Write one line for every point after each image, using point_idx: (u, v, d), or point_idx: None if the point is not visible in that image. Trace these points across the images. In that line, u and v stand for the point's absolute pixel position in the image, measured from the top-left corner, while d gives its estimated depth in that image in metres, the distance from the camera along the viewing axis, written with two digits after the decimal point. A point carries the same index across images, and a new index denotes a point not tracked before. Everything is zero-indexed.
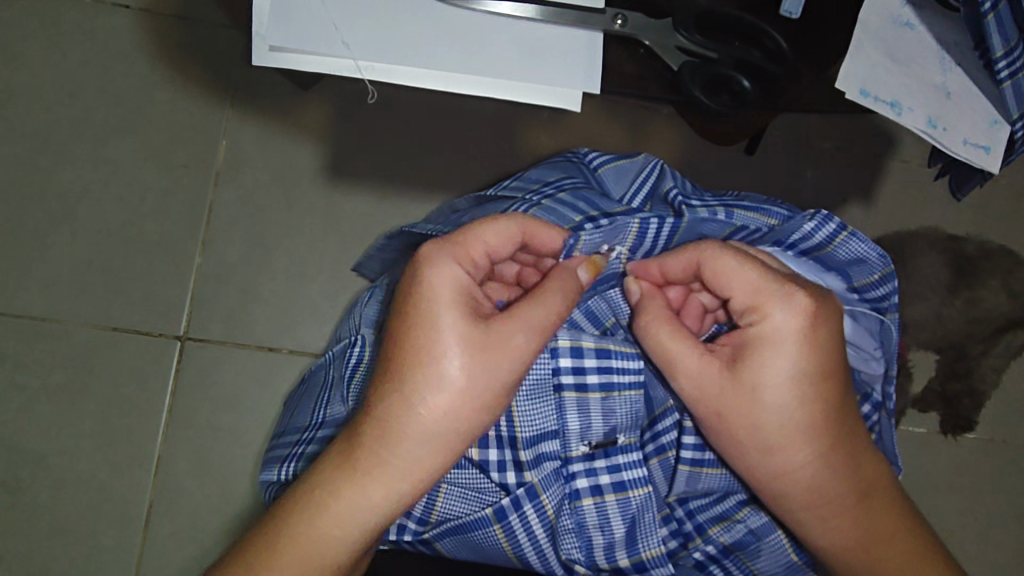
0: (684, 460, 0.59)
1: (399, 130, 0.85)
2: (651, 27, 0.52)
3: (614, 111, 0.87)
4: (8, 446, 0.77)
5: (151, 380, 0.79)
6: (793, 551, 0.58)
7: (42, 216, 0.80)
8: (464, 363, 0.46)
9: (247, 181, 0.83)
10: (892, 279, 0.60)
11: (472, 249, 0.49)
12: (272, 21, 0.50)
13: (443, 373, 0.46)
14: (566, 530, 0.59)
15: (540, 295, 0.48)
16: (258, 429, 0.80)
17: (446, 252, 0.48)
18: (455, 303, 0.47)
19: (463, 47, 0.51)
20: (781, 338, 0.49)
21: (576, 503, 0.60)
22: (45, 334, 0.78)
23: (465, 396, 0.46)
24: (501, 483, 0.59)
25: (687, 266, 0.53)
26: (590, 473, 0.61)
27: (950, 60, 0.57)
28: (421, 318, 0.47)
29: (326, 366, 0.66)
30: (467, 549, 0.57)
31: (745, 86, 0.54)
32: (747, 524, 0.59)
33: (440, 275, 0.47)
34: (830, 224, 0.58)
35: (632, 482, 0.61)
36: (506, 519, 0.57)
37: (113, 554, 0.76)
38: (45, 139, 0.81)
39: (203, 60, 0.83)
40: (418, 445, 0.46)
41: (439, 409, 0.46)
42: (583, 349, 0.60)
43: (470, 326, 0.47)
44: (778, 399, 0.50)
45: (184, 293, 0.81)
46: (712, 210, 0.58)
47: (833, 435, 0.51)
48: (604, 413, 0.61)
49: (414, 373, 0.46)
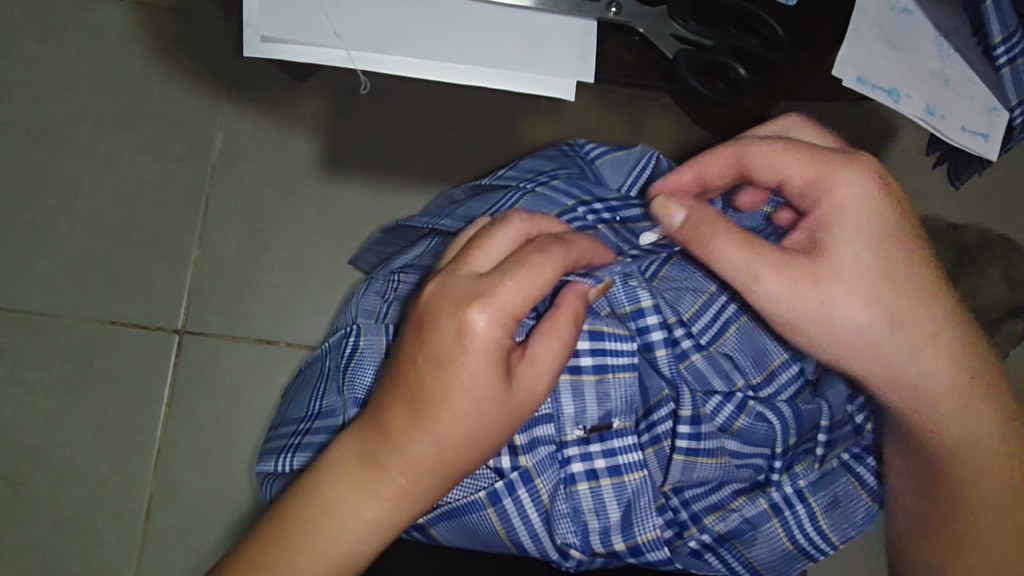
0: (679, 449, 0.60)
1: (396, 122, 0.85)
2: (645, 15, 0.51)
3: (612, 100, 0.87)
4: (7, 439, 0.77)
5: (150, 373, 0.79)
6: (788, 539, 0.59)
7: (39, 209, 0.80)
8: (486, 415, 0.45)
9: (244, 173, 0.83)
10: None
11: (519, 309, 0.44)
12: (261, 12, 0.49)
13: (469, 427, 0.45)
14: (561, 514, 0.58)
15: (561, 342, 0.48)
16: (257, 423, 0.80)
17: (495, 314, 0.43)
18: (496, 367, 0.44)
19: (457, 36, 0.51)
20: (856, 207, 0.46)
21: (571, 488, 0.60)
22: (44, 329, 0.79)
23: (491, 444, 0.47)
24: (495, 468, 0.58)
25: (728, 166, 0.49)
26: (585, 458, 0.61)
27: (947, 47, 0.56)
28: (459, 378, 0.44)
29: (322, 358, 0.66)
30: (457, 531, 0.58)
31: (741, 75, 0.55)
32: (742, 513, 0.60)
33: (481, 339, 0.43)
34: None
35: (627, 466, 0.60)
36: (500, 503, 0.57)
37: (113, 547, 0.77)
38: (41, 132, 0.81)
39: (198, 52, 0.83)
40: (444, 487, 0.47)
41: (459, 453, 0.46)
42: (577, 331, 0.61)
43: (501, 386, 0.45)
44: (875, 278, 0.46)
45: (182, 287, 0.81)
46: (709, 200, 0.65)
47: (935, 303, 0.47)
48: (599, 398, 0.61)
49: (438, 418, 0.44)
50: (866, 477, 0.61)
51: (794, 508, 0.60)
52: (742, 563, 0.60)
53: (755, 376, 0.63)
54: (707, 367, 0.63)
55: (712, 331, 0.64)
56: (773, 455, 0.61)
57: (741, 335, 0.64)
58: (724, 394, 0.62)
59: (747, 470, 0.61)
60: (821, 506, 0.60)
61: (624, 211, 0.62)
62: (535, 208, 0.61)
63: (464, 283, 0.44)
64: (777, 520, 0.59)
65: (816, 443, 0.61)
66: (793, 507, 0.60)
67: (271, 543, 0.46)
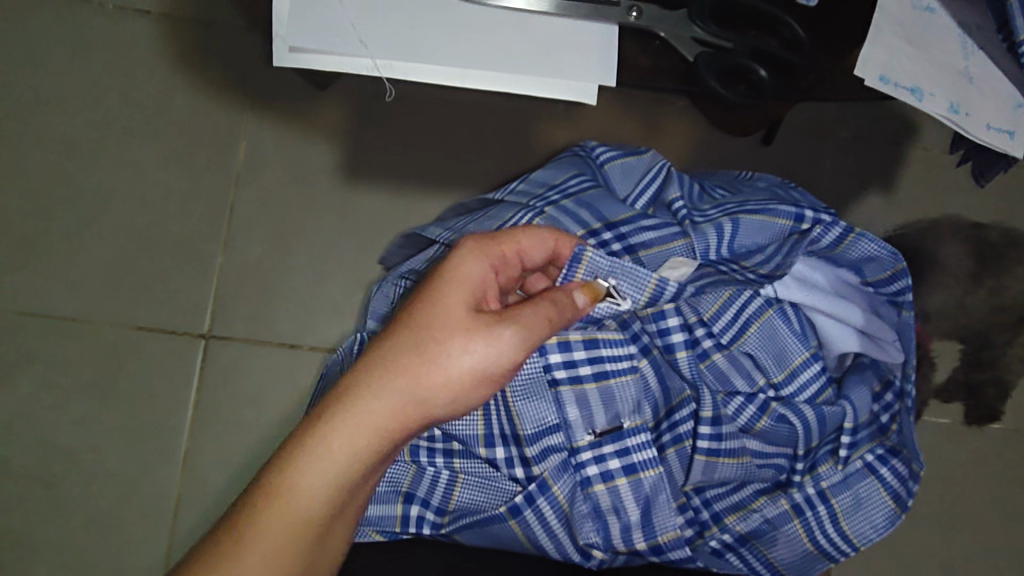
0: (701, 450, 0.61)
1: (415, 128, 0.86)
2: (666, 20, 0.51)
3: (629, 102, 0.87)
4: (41, 443, 0.79)
5: (177, 376, 0.81)
6: (808, 540, 0.60)
7: (69, 217, 0.82)
8: (442, 332, 0.47)
9: (267, 180, 0.85)
10: (905, 276, 0.59)
11: (501, 244, 0.51)
12: (289, 23, 0.50)
13: (426, 341, 0.47)
14: (582, 515, 0.61)
15: (540, 303, 0.49)
16: (282, 424, 0.81)
17: (478, 250, 0.50)
18: (468, 296, 0.48)
19: (480, 44, 0.52)
20: None
21: (588, 490, 0.62)
22: (77, 335, 0.81)
23: (453, 385, 0.47)
24: (515, 478, 0.61)
25: None
26: (600, 460, 0.63)
27: (973, 45, 0.55)
28: (433, 302, 0.48)
29: (336, 363, 0.67)
30: (478, 535, 0.58)
31: (762, 76, 0.56)
32: (763, 514, 0.61)
33: (458, 258, 0.49)
34: (836, 229, 0.60)
35: (643, 463, 0.63)
36: (521, 513, 0.59)
37: (143, 546, 0.79)
38: (72, 142, 0.83)
39: (222, 62, 0.84)
40: (390, 415, 0.46)
41: (410, 370, 0.46)
42: (570, 343, 0.63)
43: (464, 306, 0.48)
44: None
45: (206, 292, 0.82)
46: (716, 225, 0.61)
47: None
48: (604, 403, 0.63)
49: (401, 331, 0.47)
50: (888, 479, 0.59)
51: (815, 509, 0.60)
52: (763, 563, 0.60)
53: (777, 374, 0.63)
54: (728, 367, 0.64)
55: (733, 329, 0.63)
56: (795, 456, 0.61)
57: (763, 336, 0.63)
58: (746, 395, 0.63)
59: (769, 470, 0.62)
60: (843, 507, 0.60)
61: (635, 237, 0.63)
62: None
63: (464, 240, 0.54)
64: (797, 522, 0.60)
65: (839, 444, 0.61)
66: (814, 508, 0.60)
67: (248, 488, 0.47)
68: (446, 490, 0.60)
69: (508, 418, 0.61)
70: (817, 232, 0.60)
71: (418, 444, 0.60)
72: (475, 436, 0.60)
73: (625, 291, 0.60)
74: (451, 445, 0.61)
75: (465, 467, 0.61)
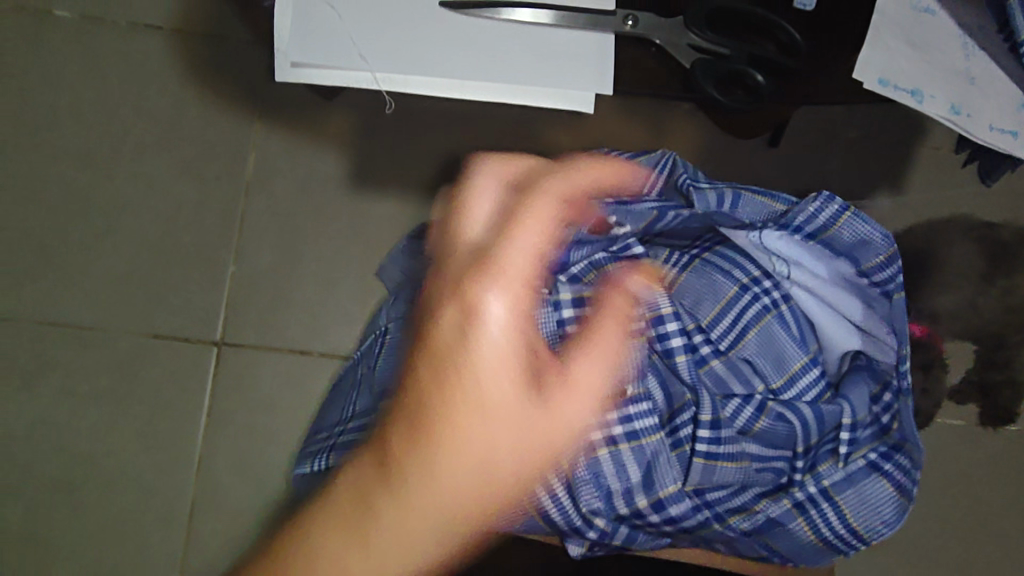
0: (699, 453, 0.58)
1: (421, 136, 0.87)
2: (662, 27, 0.52)
3: (633, 106, 0.87)
4: (60, 449, 0.81)
5: (191, 383, 0.83)
6: (813, 534, 0.59)
7: (86, 229, 0.84)
8: (506, 387, 0.52)
9: (276, 190, 0.86)
10: (899, 259, 0.56)
11: (512, 279, 0.51)
12: (293, 39, 0.51)
13: (495, 395, 0.52)
14: (583, 479, 0.57)
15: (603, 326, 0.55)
16: (294, 429, 0.83)
17: (507, 295, 0.52)
18: (519, 347, 0.53)
19: (478, 56, 0.52)
20: None
21: (592, 453, 0.58)
22: (93, 343, 0.83)
23: (545, 425, 0.54)
24: None
25: None
26: (604, 427, 0.58)
27: (975, 46, 0.55)
28: (473, 361, 0.52)
29: (354, 367, 0.69)
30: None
31: (760, 82, 0.52)
32: (767, 514, 0.59)
33: (489, 307, 0.52)
34: (833, 206, 0.57)
35: (645, 430, 0.58)
36: None
37: (160, 550, 0.80)
38: (88, 155, 0.85)
39: (232, 74, 0.86)
40: (501, 461, 0.53)
41: (494, 425, 0.52)
42: (582, 298, 0.60)
43: (513, 362, 0.52)
44: None
45: (219, 300, 0.84)
46: (719, 194, 0.59)
47: None
48: (608, 371, 0.57)
49: (467, 391, 0.52)
50: (893, 474, 0.59)
51: (820, 507, 0.59)
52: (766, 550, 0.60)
53: (775, 380, 0.62)
54: (726, 373, 0.62)
55: (731, 335, 0.62)
56: (795, 456, 0.60)
57: (760, 340, 0.61)
58: (743, 396, 0.61)
59: (769, 473, 0.61)
60: (848, 504, 0.59)
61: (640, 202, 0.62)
62: None
63: (468, 261, 0.53)
64: (801, 519, 0.59)
65: (839, 443, 0.59)
66: (819, 506, 0.59)
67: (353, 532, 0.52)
68: None
69: None
70: (811, 206, 0.57)
71: None
72: None
73: (632, 280, 0.60)
74: None
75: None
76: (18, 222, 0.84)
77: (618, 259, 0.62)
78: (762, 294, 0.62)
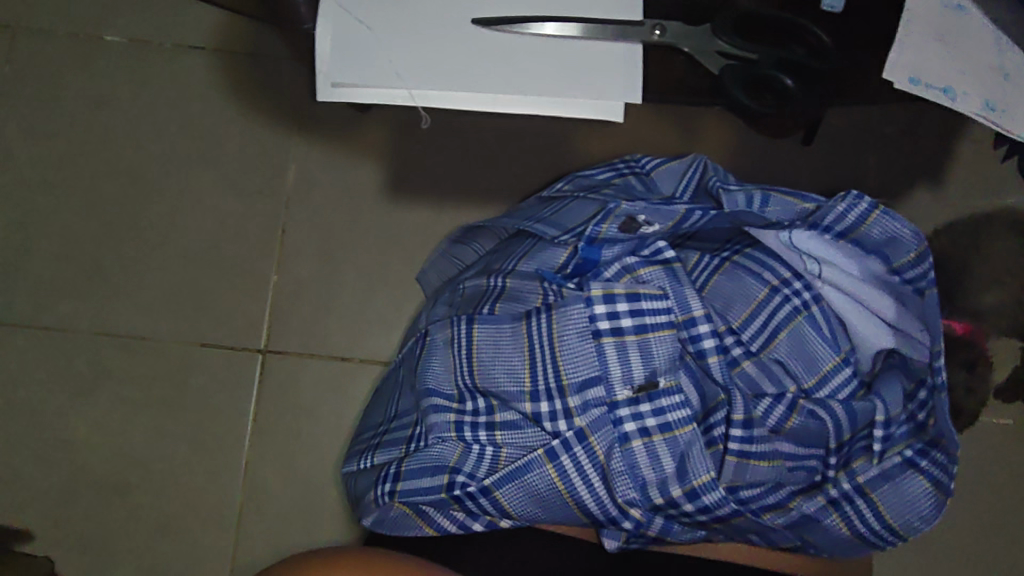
0: (731, 451, 0.58)
1: (454, 145, 0.89)
2: (689, 35, 0.53)
3: (663, 109, 0.88)
4: (117, 453, 0.85)
5: (238, 389, 0.86)
6: (849, 529, 0.58)
7: (138, 244, 0.89)
8: None
9: (316, 202, 0.89)
10: (928, 257, 0.56)
11: None
12: (332, 60, 0.53)
13: None
14: (617, 471, 0.57)
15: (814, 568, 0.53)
16: (337, 432, 0.86)
17: None
18: None
19: (510, 69, 0.54)
20: None
21: (626, 446, 0.58)
22: (146, 352, 0.87)
23: None
24: (550, 431, 0.58)
25: None
26: (637, 417, 0.59)
27: (1007, 41, 0.55)
28: None
29: (395, 370, 0.71)
30: (524, 497, 0.56)
31: (788, 85, 0.55)
32: (801, 511, 0.58)
33: None
34: (862, 204, 0.57)
35: (678, 421, 0.58)
36: (558, 459, 0.57)
37: (211, 549, 0.84)
38: (138, 173, 0.90)
39: (272, 92, 0.90)
40: None
41: None
42: (613, 294, 0.58)
43: None
44: None
45: (263, 310, 0.88)
46: (748, 195, 0.58)
47: None
48: (643, 357, 0.59)
49: None
50: (932, 471, 0.57)
51: (854, 503, 0.58)
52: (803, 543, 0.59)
53: (807, 380, 0.62)
54: (759, 374, 0.62)
55: (762, 337, 0.62)
56: (827, 453, 0.59)
57: (792, 342, 0.62)
58: (774, 395, 0.61)
59: (801, 471, 0.60)
60: (884, 501, 0.58)
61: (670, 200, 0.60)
62: (579, 210, 0.63)
63: None
64: (835, 515, 0.58)
65: (872, 440, 0.58)
66: (853, 501, 0.58)
67: None
68: (492, 464, 0.58)
69: (554, 368, 0.58)
70: (840, 207, 0.57)
71: (463, 419, 0.58)
72: (518, 393, 0.58)
73: (664, 283, 0.60)
74: (495, 416, 0.59)
75: (507, 440, 0.59)
76: (75, 238, 0.89)
77: (649, 264, 0.61)
78: (792, 296, 0.62)
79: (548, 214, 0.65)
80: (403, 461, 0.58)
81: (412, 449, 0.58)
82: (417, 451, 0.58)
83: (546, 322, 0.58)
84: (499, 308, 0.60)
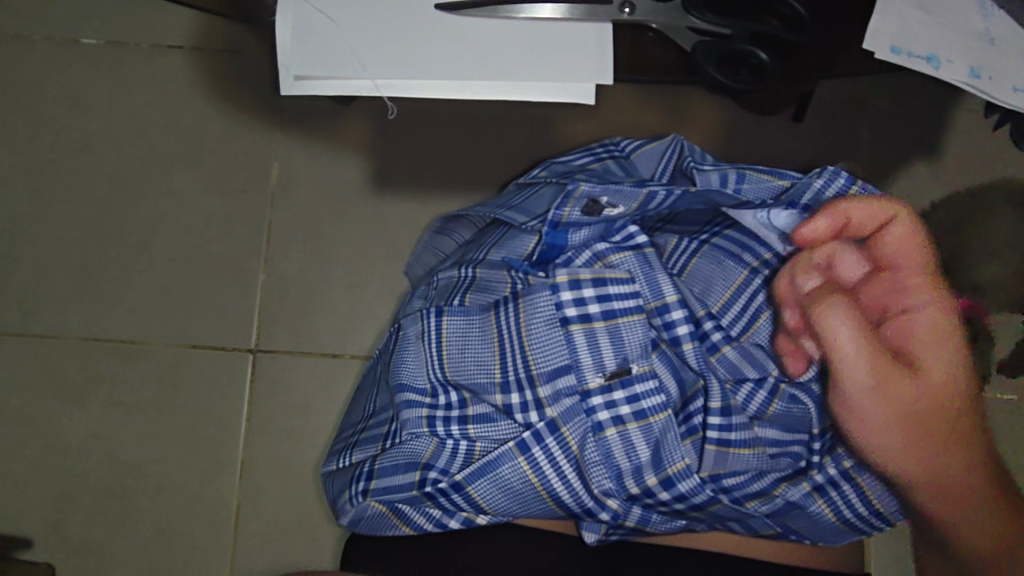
0: (710, 439, 0.56)
1: (437, 136, 0.88)
2: (659, 11, 0.51)
3: (648, 90, 0.86)
4: (112, 457, 0.85)
5: (230, 389, 0.86)
6: (833, 514, 0.57)
7: (123, 247, 0.88)
8: None
9: (300, 199, 0.88)
10: None
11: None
12: (294, 54, 0.52)
13: None
14: (592, 461, 0.57)
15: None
16: (328, 430, 0.85)
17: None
18: None
19: (475, 53, 0.53)
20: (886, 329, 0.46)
21: (600, 435, 0.58)
22: (137, 355, 0.87)
23: None
24: (521, 423, 0.57)
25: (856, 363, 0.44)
26: (610, 406, 0.58)
27: (992, 6, 0.53)
28: None
29: (375, 365, 0.70)
30: (499, 491, 0.56)
31: (763, 59, 0.51)
32: (786, 498, 0.57)
33: None
34: (839, 180, 0.57)
35: (653, 408, 0.58)
36: (529, 452, 0.56)
37: (208, 551, 0.84)
38: (120, 175, 0.89)
39: (252, 88, 0.89)
40: None
41: None
42: (580, 280, 0.58)
43: None
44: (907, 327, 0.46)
45: (251, 310, 0.87)
46: (723, 175, 0.58)
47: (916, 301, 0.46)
48: (614, 344, 0.58)
49: None
50: None
51: (840, 488, 0.57)
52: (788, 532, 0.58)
53: None
54: (740, 359, 0.60)
55: (741, 322, 0.61)
56: (812, 438, 0.58)
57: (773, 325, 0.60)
58: (756, 380, 0.59)
59: (786, 458, 0.58)
60: (871, 485, 0.57)
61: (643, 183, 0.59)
62: (542, 200, 0.61)
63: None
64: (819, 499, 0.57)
65: None
66: (838, 487, 0.57)
67: None
68: (466, 460, 0.57)
69: (522, 358, 0.57)
70: (817, 183, 0.57)
71: (435, 414, 0.58)
72: (488, 385, 0.58)
73: (634, 268, 0.59)
74: (467, 410, 0.58)
75: (481, 433, 0.58)
76: (61, 243, 0.88)
77: (621, 249, 0.59)
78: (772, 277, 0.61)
79: (521, 201, 0.63)
80: (378, 459, 0.57)
81: (387, 445, 0.58)
82: (393, 448, 0.57)
83: (514, 312, 0.58)
84: (469, 300, 0.60)
